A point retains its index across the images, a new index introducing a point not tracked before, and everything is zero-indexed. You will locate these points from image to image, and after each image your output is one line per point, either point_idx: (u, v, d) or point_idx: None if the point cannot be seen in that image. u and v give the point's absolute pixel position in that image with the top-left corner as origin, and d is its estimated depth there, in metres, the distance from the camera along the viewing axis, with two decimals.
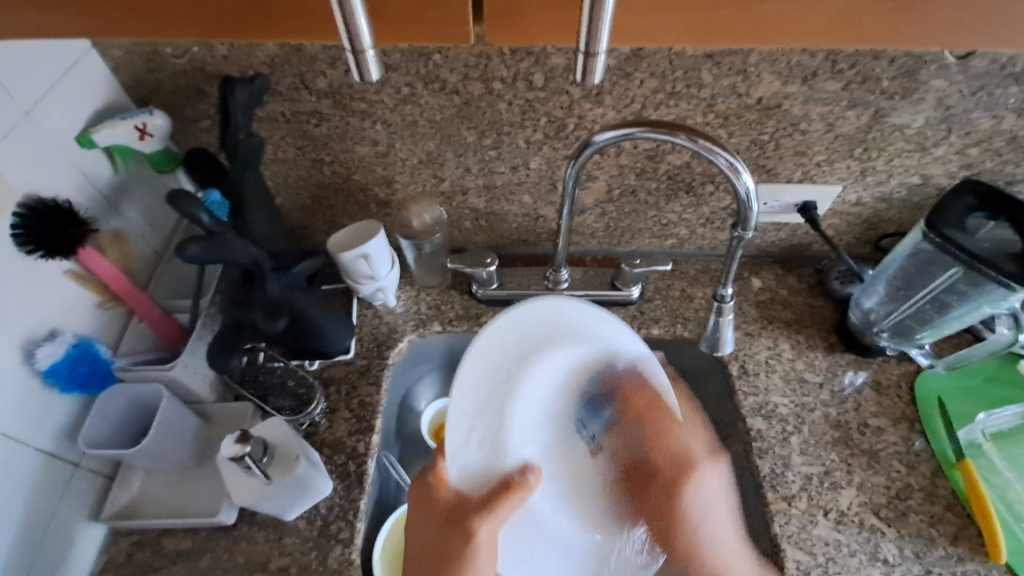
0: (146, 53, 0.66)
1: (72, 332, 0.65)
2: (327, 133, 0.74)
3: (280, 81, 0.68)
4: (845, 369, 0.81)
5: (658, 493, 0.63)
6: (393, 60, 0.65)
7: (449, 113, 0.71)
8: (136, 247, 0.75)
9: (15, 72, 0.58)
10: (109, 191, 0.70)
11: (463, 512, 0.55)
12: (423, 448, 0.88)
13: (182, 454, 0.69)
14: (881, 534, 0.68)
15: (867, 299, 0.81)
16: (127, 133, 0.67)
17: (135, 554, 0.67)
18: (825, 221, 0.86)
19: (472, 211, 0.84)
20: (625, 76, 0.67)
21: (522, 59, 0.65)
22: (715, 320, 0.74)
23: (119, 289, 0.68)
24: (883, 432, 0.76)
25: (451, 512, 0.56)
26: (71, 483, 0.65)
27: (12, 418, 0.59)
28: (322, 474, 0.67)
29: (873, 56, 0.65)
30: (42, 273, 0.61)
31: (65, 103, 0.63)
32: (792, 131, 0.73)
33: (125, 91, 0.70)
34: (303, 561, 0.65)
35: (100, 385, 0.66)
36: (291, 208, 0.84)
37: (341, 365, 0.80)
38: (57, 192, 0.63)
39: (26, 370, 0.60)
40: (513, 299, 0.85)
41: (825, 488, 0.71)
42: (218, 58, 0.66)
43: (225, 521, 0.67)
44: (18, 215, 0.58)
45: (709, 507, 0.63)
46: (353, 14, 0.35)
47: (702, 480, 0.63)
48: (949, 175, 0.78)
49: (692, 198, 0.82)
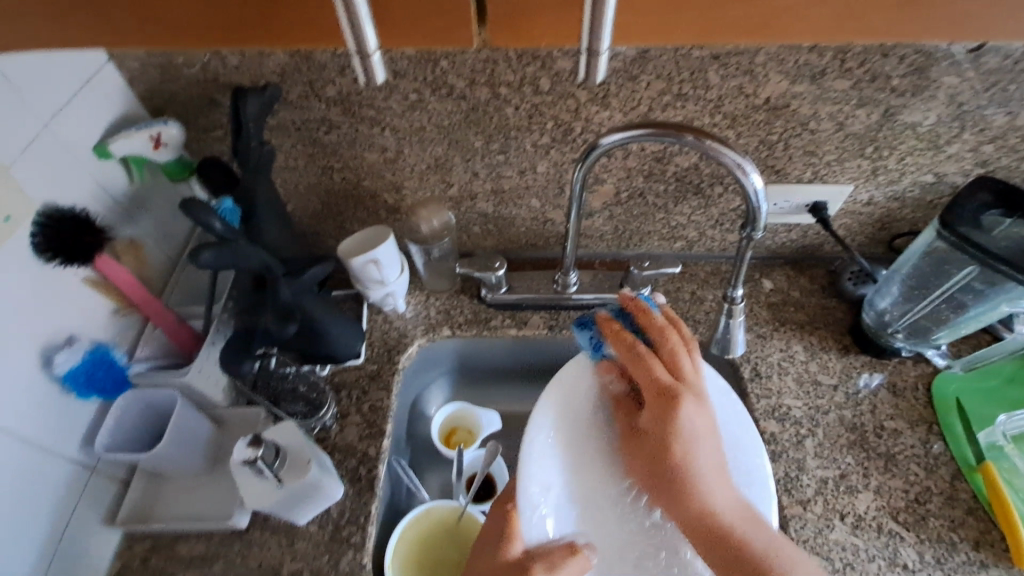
0: (161, 64, 0.68)
1: (88, 339, 0.67)
2: (336, 141, 0.75)
3: (290, 90, 0.69)
4: (859, 371, 0.80)
5: (650, 409, 0.57)
6: (401, 67, 0.66)
7: (456, 118, 0.71)
8: (150, 254, 0.76)
9: (34, 85, 0.59)
10: (125, 200, 0.72)
11: (529, 561, 0.57)
12: (434, 453, 0.88)
13: (196, 459, 0.70)
14: (900, 539, 0.67)
15: (881, 299, 0.80)
16: (142, 144, 0.69)
17: (149, 559, 0.67)
18: (837, 221, 0.85)
19: (480, 216, 0.84)
20: (632, 79, 0.67)
21: (529, 64, 0.66)
22: (726, 322, 0.73)
23: (134, 295, 0.69)
24: (900, 435, 0.74)
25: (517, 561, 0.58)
26: (87, 487, 0.66)
27: (31, 423, 0.60)
28: (332, 477, 0.67)
29: (882, 54, 0.64)
30: (59, 280, 0.63)
31: (82, 115, 0.65)
32: (802, 131, 0.72)
33: (140, 101, 0.72)
34: (315, 565, 0.66)
35: (116, 391, 0.67)
36: (302, 215, 0.85)
37: (351, 370, 0.80)
38: (74, 202, 0.65)
39: (45, 376, 0.62)
40: (521, 303, 0.85)
41: (841, 492, 0.70)
42: (230, 69, 0.68)
43: (238, 524, 0.68)
44: (37, 224, 0.60)
45: (703, 432, 0.56)
46: (361, 15, 0.35)
47: (687, 406, 0.56)
48: (963, 173, 0.77)
49: (701, 199, 0.81)
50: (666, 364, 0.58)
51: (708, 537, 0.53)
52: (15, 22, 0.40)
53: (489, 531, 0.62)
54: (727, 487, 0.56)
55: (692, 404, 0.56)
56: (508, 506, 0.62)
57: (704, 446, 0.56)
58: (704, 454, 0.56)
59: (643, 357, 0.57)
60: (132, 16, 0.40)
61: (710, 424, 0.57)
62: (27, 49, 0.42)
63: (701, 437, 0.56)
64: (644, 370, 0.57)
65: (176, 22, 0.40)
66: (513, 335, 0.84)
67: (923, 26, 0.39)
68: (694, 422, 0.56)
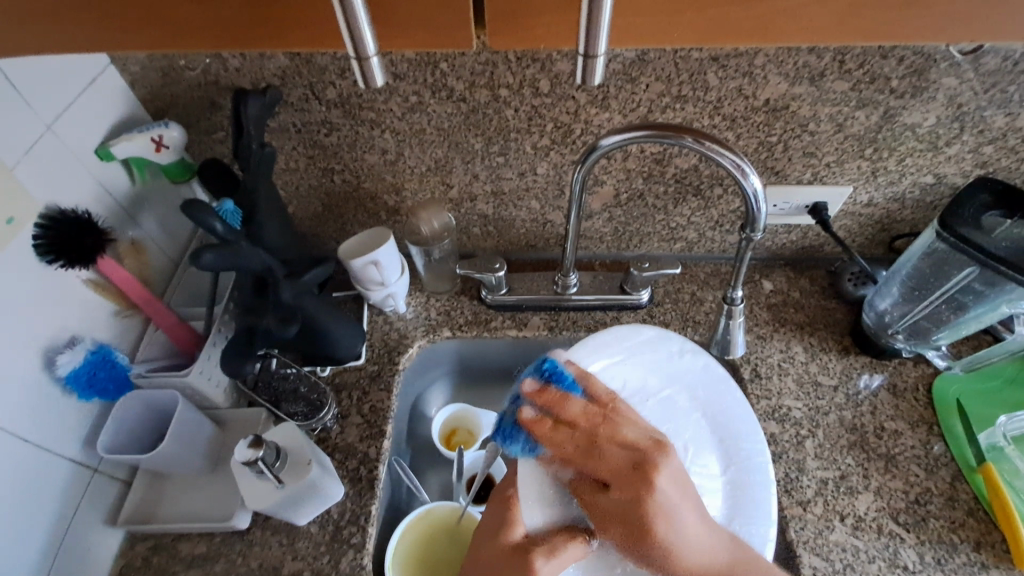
0: (163, 67, 0.69)
1: (91, 339, 0.67)
2: (337, 143, 0.75)
3: (291, 93, 0.70)
4: (859, 372, 0.80)
5: (620, 481, 0.53)
6: (401, 69, 0.66)
7: (456, 120, 0.72)
8: (152, 256, 0.77)
9: (37, 87, 0.60)
10: (128, 201, 0.73)
11: (529, 547, 0.57)
12: (435, 454, 0.89)
13: (197, 460, 0.70)
14: (900, 540, 0.67)
15: (881, 300, 0.80)
16: (144, 146, 0.69)
17: (151, 559, 0.68)
18: (837, 223, 0.85)
19: (480, 217, 0.85)
20: (631, 81, 0.67)
21: (528, 66, 0.66)
22: (725, 323, 0.73)
23: (136, 296, 0.70)
24: (900, 436, 0.74)
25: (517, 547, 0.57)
26: (89, 487, 0.66)
27: (33, 424, 0.60)
28: (332, 477, 0.67)
29: (881, 55, 0.64)
30: (61, 282, 0.63)
31: (84, 117, 0.65)
32: (801, 132, 0.73)
33: (142, 104, 0.72)
34: (315, 565, 0.66)
35: (118, 392, 0.68)
36: (303, 216, 0.86)
37: (352, 371, 0.81)
38: (77, 204, 0.65)
39: (47, 377, 0.62)
40: (521, 304, 0.85)
41: (841, 493, 0.70)
42: (231, 71, 0.68)
43: (238, 525, 0.68)
44: (39, 226, 0.60)
45: (685, 489, 0.53)
46: (360, 21, 0.36)
47: (665, 465, 0.53)
48: (963, 174, 0.77)
49: (701, 201, 0.81)
50: (627, 428, 0.56)
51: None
52: (16, 24, 0.40)
53: (489, 521, 0.61)
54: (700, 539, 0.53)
55: (665, 469, 0.52)
56: (510, 494, 0.61)
57: (677, 521, 0.52)
58: (682, 525, 0.52)
59: (592, 451, 0.55)
60: (135, 19, 0.40)
61: (686, 486, 0.53)
62: (32, 54, 0.43)
63: (677, 509, 0.52)
64: (608, 444, 0.55)
65: (176, 23, 0.40)
66: (513, 336, 0.84)
67: (922, 26, 0.39)
68: (668, 489, 0.52)
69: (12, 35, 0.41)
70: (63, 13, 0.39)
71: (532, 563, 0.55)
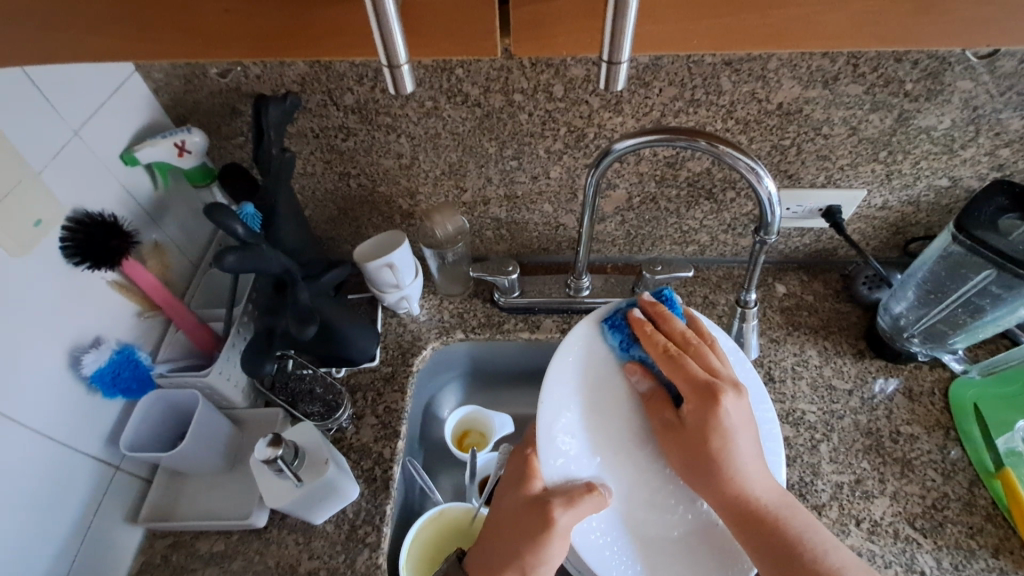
0: (186, 75, 0.70)
1: (115, 339, 0.69)
2: (354, 148, 0.76)
3: (310, 99, 0.71)
4: (874, 377, 0.79)
5: (692, 409, 0.57)
6: (418, 75, 0.67)
7: (470, 125, 0.73)
8: (174, 258, 0.79)
9: (67, 96, 0.62)
10: (151, 205, 0.74)
11: (547, 498, 0.59)
12: (447, 455, 0.89)
13: (216, 459, 0.72)
14: (917, 545, 0.66)
15: (896, 303, 0.80)
16: (167, 151, 0.71)
17: (170, 557, 0.69)
18: (850, 226, 0.85)
19: (493, 221, 0.86)
20: (644, 85, 0.68)
21: (542, 71, 0.67)
22: (739, 325, 0.74)
23: (159, 298, 0.71)
24: (916, 440, 0.74)
25: (535, 500, 0.59)
26: (111, 485, 0.68)
27: (59, 422, 0.62)
28: (347, 477, 0.68)
29: (895, 59, 0.64)
30: (87, 282, 0.65)
31: (110, 124, 0.67)
32: (814, 135, 0.73)
33: (164, 110, 0.74)
34: (330, 564, 0.67)
35: (140, 391, 0.69)
36: (319, 220, 0.87)
37: (367, 372, 0.82)
38: (103, 209, 0.67)
39: (72, 376, 0.63)
40: (534, 307, 0.86)
41: (857, 497, 0.70)
42: (252, 78, 0.70)
43: (256, 523, 0.69)
44: (66, 230, 0.62)
45: (748, 426, 0.58)
46: (391, 33, 0.36)
47: (731, 406, 0.57)
48: (979, 176, 0.77)
49: (713, 205, 0.82)
50: (705, 360, 0.60)
51: (747, 517, 0.56)
52: (49, 38, 0.42)
53: (511, 477, 0.64)
54: (762, 468, 0.58)
55: (734, 401, 0.57)
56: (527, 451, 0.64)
57: (743, 443, 0.57)
58: (745, 452, 0.57)
59: (674, 363, 0.59)
60: (168, 30, 0.41)
61: (752, 422, 0.58)
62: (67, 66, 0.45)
63: (743, 437, 0.57)
64: (688, 368, 0.58)
65: (211, 35, 0.42)
66: (525, 339, 0.85)
67: (943, 33, 0.39)
68: (734, 418, 0.57)
69: (48, 48, 0.42)
70: (97, 27, 0.41)
71: (550, 514, 0.57)
